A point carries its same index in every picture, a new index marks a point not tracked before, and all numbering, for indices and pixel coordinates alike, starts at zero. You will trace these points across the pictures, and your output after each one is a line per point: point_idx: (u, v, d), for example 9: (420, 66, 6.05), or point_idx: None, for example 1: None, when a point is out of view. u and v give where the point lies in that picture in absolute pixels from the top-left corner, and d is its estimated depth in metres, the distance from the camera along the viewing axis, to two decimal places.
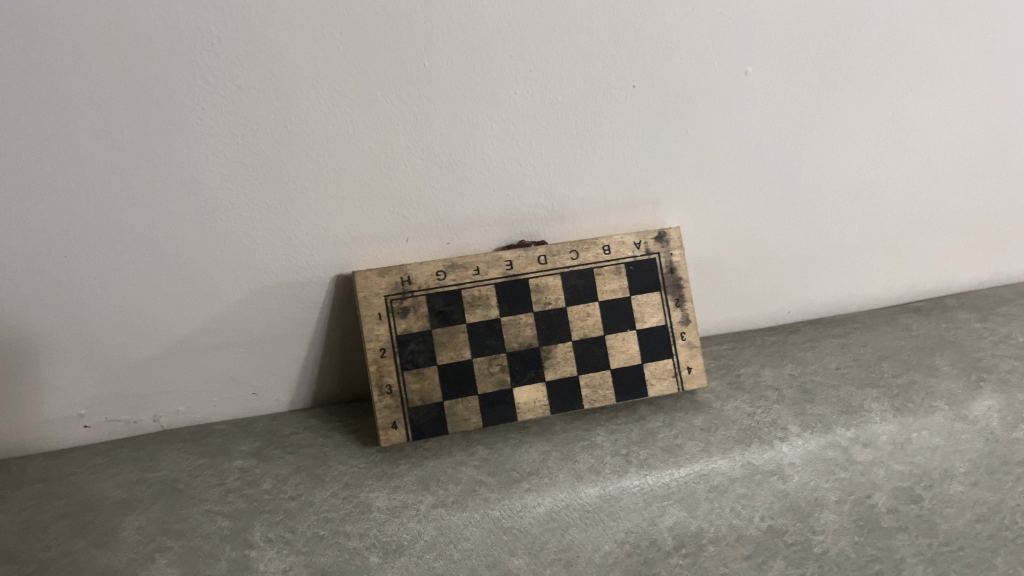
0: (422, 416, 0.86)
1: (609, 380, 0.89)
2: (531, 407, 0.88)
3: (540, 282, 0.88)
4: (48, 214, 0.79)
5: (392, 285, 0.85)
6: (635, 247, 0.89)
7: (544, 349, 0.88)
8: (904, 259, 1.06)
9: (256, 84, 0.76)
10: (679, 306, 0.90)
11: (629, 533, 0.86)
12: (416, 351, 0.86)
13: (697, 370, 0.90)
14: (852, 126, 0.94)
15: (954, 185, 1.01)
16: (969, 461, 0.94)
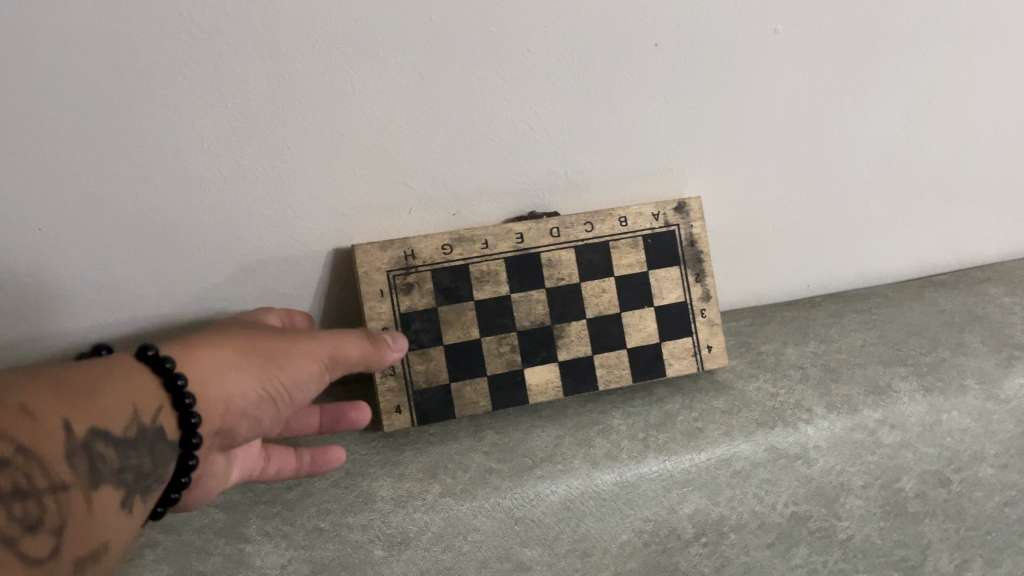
0: (426, 399, 0.81)
1: (625, 360, 0.84)
2: (543, 389, 0.83)
3: (552, 255, 0.82)
4: (19, 183, 0.71)
5: (394, 260, 0.79)
6: (653, 219, 0.83)
7: (556, 327, 0.83)
8: (933, 231, 1.01)
9: (247, 38, 0.68)
10: (699, 282, 0.85)
11: (647, 521, 0.82)
12: (420, 330, 0.80)
13: (718, 349, 0.86)
14: (889, 86, 0.88)
15: (991, 152, 0.96)
16: (999, 443, 0.90)
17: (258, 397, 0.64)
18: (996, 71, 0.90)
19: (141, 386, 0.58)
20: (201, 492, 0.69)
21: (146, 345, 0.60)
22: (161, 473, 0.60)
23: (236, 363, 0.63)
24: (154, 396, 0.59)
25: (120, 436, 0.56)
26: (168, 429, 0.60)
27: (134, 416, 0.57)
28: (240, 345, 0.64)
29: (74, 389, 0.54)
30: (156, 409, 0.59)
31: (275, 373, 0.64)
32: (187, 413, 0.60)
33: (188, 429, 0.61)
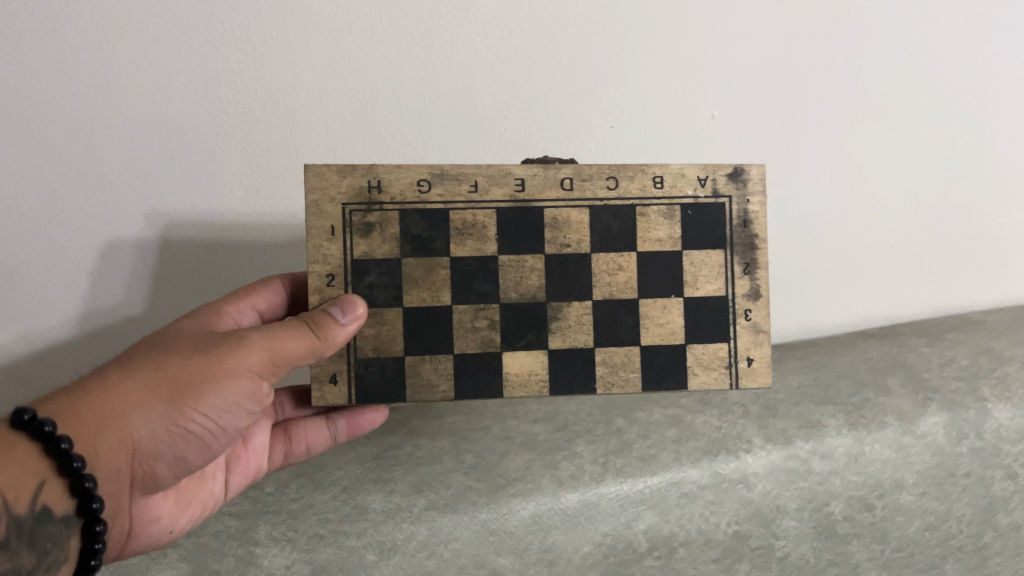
0: (371, 372, 0.71)
1: (635, 360, 0.74)
2: (525, 381, 0.73)
3: (558, 216, 0.73)
4: (33, 249, 0.85)
5: (353, 191, 0.71)
6: (699, 183, 0.74)
7: (552, 307, 0.73)
8: (864, 290, 1.12)
9: (272, 115, 0.86)
10: (748, 274, 0.74)
11: (606, 535, 0.93)
12: (375, 284, 0.71)
13: (760, 365, 0.74)
14: (818, 173, 1.03)
15: (910, 229, 1.10)
16: (917, 472, 1.03)
17: (166, 435, 0.64)
18: (905, 160, 1.06)
19: (14, 473, 0.57)
20: (156, 543, 0.75)
21: (22, 409, 0.58)
22: (52, 559, 0.59)
23: (135, 402, 0.62)
24: (30, 477, 0.58)
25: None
26: (53, 504, 0.59)
27: (8, 508, 0.56)
28: (145, 380, 0.63)
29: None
30: (34, 488, 0.58)
31: (184, 409, 0.63)
32: (78, 478, 0.60)
33: (84, 495, 0.60)
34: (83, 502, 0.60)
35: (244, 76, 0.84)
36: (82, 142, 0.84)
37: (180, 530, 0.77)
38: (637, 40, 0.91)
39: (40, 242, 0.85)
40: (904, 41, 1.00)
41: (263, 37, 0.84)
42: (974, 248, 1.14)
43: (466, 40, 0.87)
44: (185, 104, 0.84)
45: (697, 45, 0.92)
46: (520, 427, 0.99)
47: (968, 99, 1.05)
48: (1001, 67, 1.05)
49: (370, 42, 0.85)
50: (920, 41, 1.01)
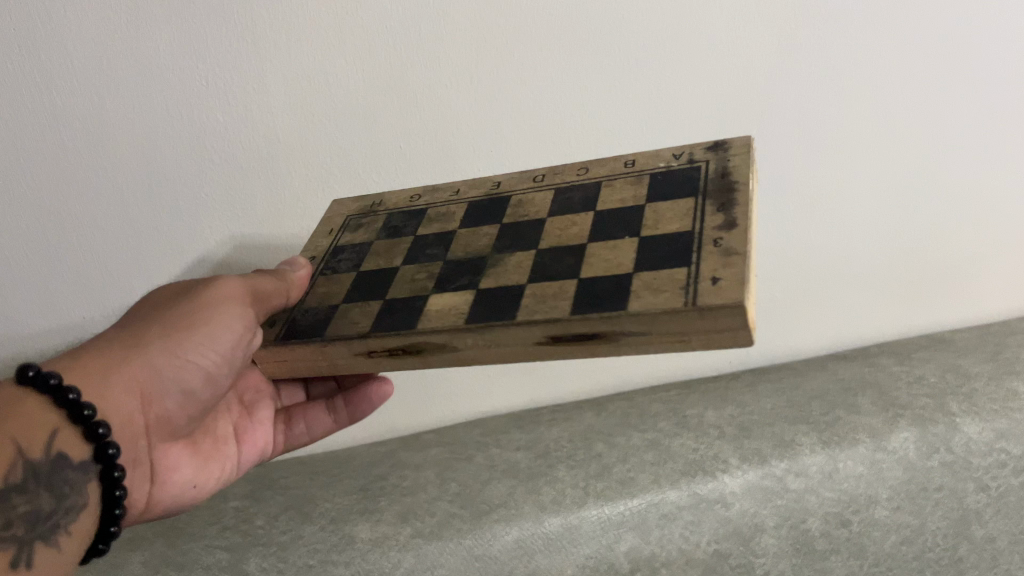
0: (306, 316, 0.71)
1: (568, 291, 0.63)
2: (444, 314, 0.65)
3: (524, 197, 0.76)
4: (30, 288, 0.92)
5: (357, 207, 0.83)
6: (672, 158, 0.74)
7: (494, 257, 0.70)
8: (827, 315, 1.19)
9: (255, 165, 0.89)
10: (723, 209, 0.65)
11: (589, 557, 0.95)
12: (343, 260, 0.76)
13: (726, 284, 0.57)
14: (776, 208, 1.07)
15: (871, 251, 1.14)
16: (890, 487, 1.04)
17: (172, 372, 0.68)
18: (863, 191, 1.07)
19: (24, 421, 0.60)
20: (181, 500, 0.76)
21: (26, 366, 0.61)
22: (73, 502, 0.62)
23: (135, 346, 0.67)
24: (42, 426, 0.61)
25: (5, 485, 0.58)
26: (68, 451, 0.62)
27: (22, 454, 0.59)
28: (140, 329, 0.68)
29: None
30: (46, 436, 0.61)
31: (182, 345, 0.67)
32: (89, 426, 0.63)
33: (97, 442, 0.63)
34: (99, 449, 0.63)
35: (228, 129, 0.86)
36: (64, 184, 0.86)
37: (203, 491, 0.78)
38: (596, 83, 0.91)
39: (43, 269, 0.91)
40: (871, 58, 0.96)
41: (246, 90, 0.84)
42: (936, 269, 1.18)
43: (434, 88, 0.88)
44: (168, 150, 0.86)
45: (655, 87, 0.93)
46: (502, 455, 1.03)
47: (935, 125, 1.03)
48: (986, 66, 0.99)
49: (346, 90, 0.87)
50: (887, 56, 0.96)
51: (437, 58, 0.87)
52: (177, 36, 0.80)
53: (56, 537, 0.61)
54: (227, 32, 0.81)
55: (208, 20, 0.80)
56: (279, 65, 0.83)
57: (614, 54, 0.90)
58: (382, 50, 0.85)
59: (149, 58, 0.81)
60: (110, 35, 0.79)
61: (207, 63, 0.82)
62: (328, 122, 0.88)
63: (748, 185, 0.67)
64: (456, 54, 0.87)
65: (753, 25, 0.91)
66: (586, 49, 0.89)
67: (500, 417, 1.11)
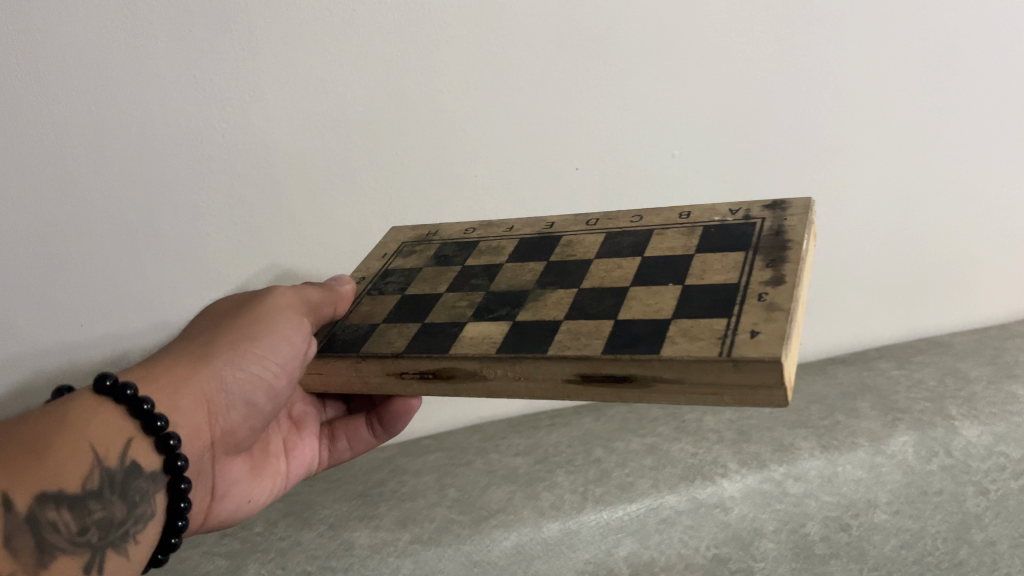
0: (346, 332, 0.72)
1: (604, 331, 0.62)
2: (474, 340, 0.65)
3: (575, 239, 0.75)
4: (29, 302, 0.90)
5: (415, 237, 0.83)
6: (729, 213, 0.71)
7: (536, 292, 0.69)
8: (828, 320, 1.18)
9: (254, 174, 0.89)
10: (772, 267, 0.62)
11: (588, 563, 0.95)
12: (390, 283, 0.77)
13: (765, 338, 0.55)
14: None
15: (867, 254, 1.13)
16: (890, 491, 1.04)
17: (237, 384, 0.67)
18: (860, 197, 1.07)
19: (100, 428, 0.59)
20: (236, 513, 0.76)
21: (103, 374, 0.61)
22: (145, 512, 0.60)
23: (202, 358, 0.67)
24: (118, 434, 0.60)
25: (79, 492, 0.56)
26: (142, 461, 0.60)
27: (96, 462, 0.57)
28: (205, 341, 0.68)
29: (20, 451, 0.54)
30: (119, 445, 0.59)
31: (248, 357, 0.67)
32: (161, 435, 0.61)
33: (169, 452, 0.62)
34: (170, 459, 0.61)
35: (228, 137, 0.86)
36: (63, 193, 0.86)
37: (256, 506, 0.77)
38: (594, 90, 0.92)
39: (41, 280, 0.89)
40: (866, 65, 0.97)
41: (245, 99, 0.85)
42: (934, 274, 1.18)
43: (432, 95, 0.89)
44: (168, 156, 0.86)
45: (652, 94, 0.94)
46: (502, 460, 1.03)
47: (931, 130, 1.04)
48: (975, 71, 1.01)
49: (344, 99, 0.87)
50: (880, 63, 0.97)
51: (435, 65, 0.87)
52: (177, 45, 0.81)
53: (126, 546, 0.58)
54: (226, 39, 0.81)
55: (207, 29, 0.80)
56: (278, 74, 0.84)
57: (610, 62, 0.90)
58: (380, 59, 0.86)
59: (149, 65, 0.81)
60: (109, 45, 0.80)
61: (207, 71, 0.82)
62: (323, 128, 0.88)
63: (804, 246, 0.64)
64: (457, 61, 0.87)
65: (748, 34, 0.92)
66: (583, 58, 0.90)
67: (502, 422, 1.11)
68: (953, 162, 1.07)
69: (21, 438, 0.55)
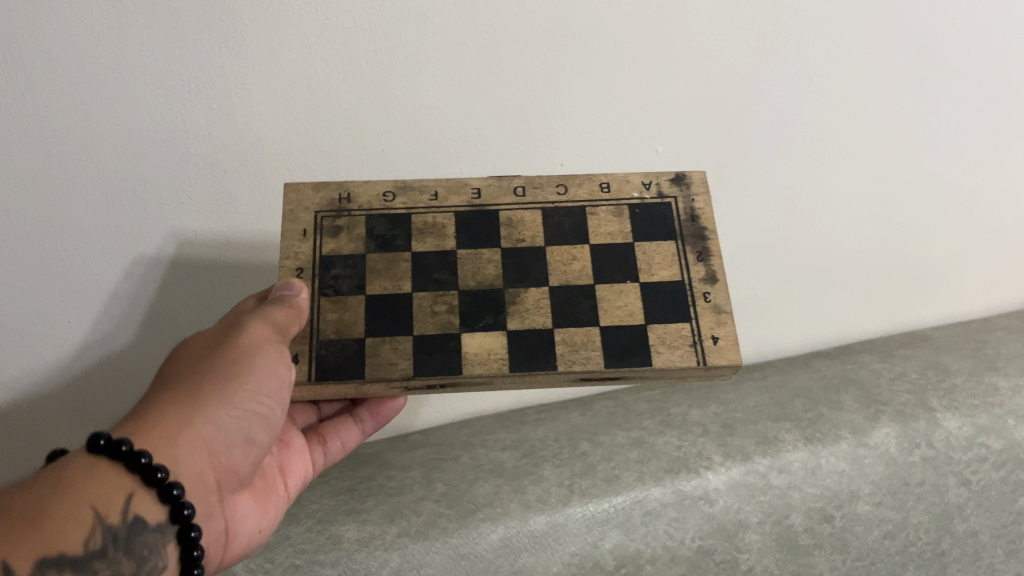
0: (331, 352, 0.75)
1: (595, 339, 0.77)
2: (484, 359, 0.75)
3: (514, 216, 0.83)
4: (19, 292, 0.94)
5: (326, 201, 0.81)
6: (643, 187, 0.84)
7: (509, 292, 0.79)
8: (806, 312, 1.22)
9: (239, 169, 0.90)
10: (703, 261, 0.80)
11: (574, 555, 0.96)
12: (340, 276, 0.78)
13: (725, 343, 0.76)
14: (759, 210, 1.09)
15: (852, 250, 1.15)
16: (873, 482, 1.05)
17: (233, 425, 0.69)
18: (839, 194, 1.09)
19: (98, 490, 0.60)
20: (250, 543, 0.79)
21: (95, 435, 0.61)
22: (151, 566, 0.62)
23: (196, 405, 0.67)
24: (118, 492, 0.61)
25: (83, 552, 0.57)
26: (145, 515, 0.62)
27: (98, 522, 0.59)
28: (193, 386, 0.68)
29: (17, 518, 0.55)
30: (122, 500, 0.61)
31: (241, 397, 0.68)
32: (166, 485, 0.63)
33: (175, 502, 0.63)
34: (175, 508, 0.63)
35: (212, 135, 0.87)
36: (49, 187, 0.87)
37: (268, 533, 0.81)
38: (579, 87, 0.93)
39: (25, 272, 0.93)
40: (874, 52, 0.96)
41: (232, 96, 0.85)
42: (914, 266, 1.19)
43: (417, 90, 0.90)
44: (152, 150, 0.87)
45: (641, 90, 0.95)
46: (488, 454, 1.05)
47: (923, 126, 1.05)
48: (975, 71, 0.99)
49: (330, 95, 0.87)
50: (882, 55, 0.96)
51: (422, 65, 0.87)
52: (162, 44, 0.80)
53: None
54: (209, 32, 0.80)
55: (195, 30, 0.80)
56: (263, 74, 0.84)
57: (595, 56, 0.90)
58: (364, 54, 0.85)
59: (131, 62, 0.81)
60: (96, 43, 0.79)
61: (193, 71, 0.83)
62: (313, 125, 0.89)
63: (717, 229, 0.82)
64: (440, 57, 0.87)
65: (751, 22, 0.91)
66: (570, 53, 0.90)
67: (487, 417, 1.13)
68: (938, 157, 1.08)
69: (19, 505, 0.56)
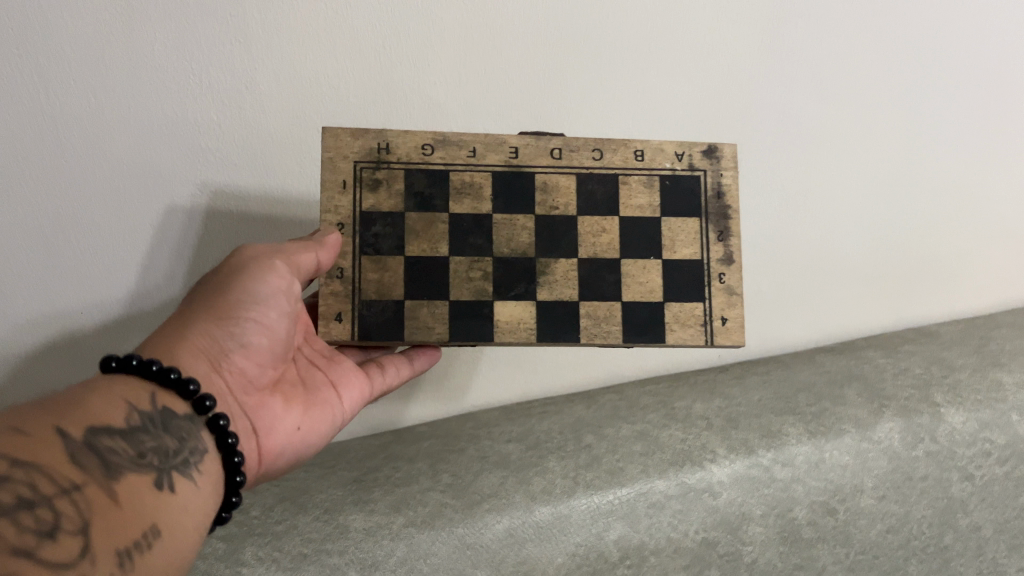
0: (372, 313, 0.78)
1: (616, 315, 0.80)
2: (513, 330, 0.79)
3: (548, 180, 0.81)
4: (26, 288, 0.91)
5: (365, 151, 0.79)
6: (676, 158, 0.83)
7: (540, 261, 0.80)
8: (810, 304, 1.15)
9: (246, 162, 0.91)
10: (722, 241, 0.82)
11: (579, 546, 0.97)
12: (380, 235, 0.79)
13: (732, 325, 0.81)
14: (761, 209, 1.08)
15: (857, 244, 1.12)
16: (875, 477, 1.05)
17: (227, 332, 0.71)
18: (845, 192, 1.09)
19: (123, 387, 0.63)
20: (289, 446, 0.77)
21: (107, 358, 0.64)
22: (193, 445, 0.64)
23: (185, 326, 0.71)
24: (141, 390, 0.63)
25: (127, 426, 0.59)
26: (172, 407, 0.65)
27: (132, 407, 0.61)
28: (184, 315, 0.72)
29: (56, 407, 0.57)
30: (148, 393, 0.63)
31: (229, 309, 0.71)
32: (181, 383, 0.65)
33: (193, 398, 0.66)
34: (194, 401, 0.65)
35: (222, 127, 0.90)
36: (61, 175, 0.89)
37: (309, 441, 0.79)
38: (586, 79, 0.96)
39: (29, 267, 0.90)
40: (880, 40, 1.03)
41: (240, 87, 0.89)
42: (925, 259, 1.16)
43: (426, 87, 0.93)
44: (162, 139, 0.89)
45: (642, 87, 0.98)
46: (494, 446, 1.05)
47: (929, 116, 1.08)
48: (971, 66, 1.07)
49: (339, 91, 0.92)
50: (886, 42, 1.03)
51: (427, 63, 0.92)
52: (174, 42, 0.87)
53: (188, 471, 0.62)
54: (218, 31, 0.87)
55: (207, 27, 0.87)
56: (272, 69, 0.89)
57: (602, 54, 0.96)
58: (373, 52, 0.91)
59: (144, 57, 0.87)
60: (108, 36, 0.86)
61: (202, 65, 0.88)
62: (318, 122, 0.91)
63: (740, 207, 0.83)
64: (447, 56, 0.92)
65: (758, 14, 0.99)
66: (571, 52, 0.95)
67: (494, 410, 1.12)
68: (943, 148, 1.10)
69: (54, 401, 0.58)
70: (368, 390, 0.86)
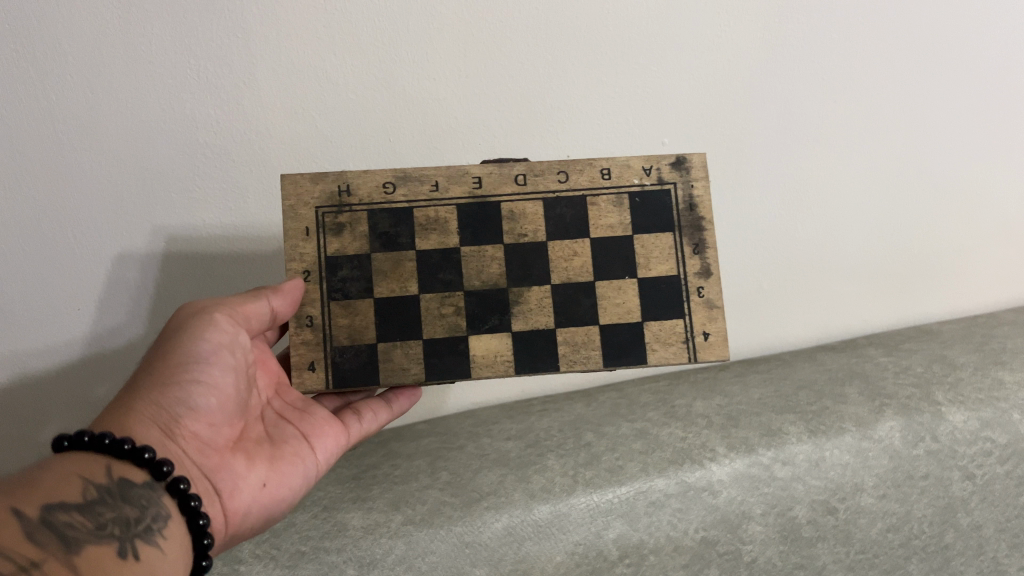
0: (347, 359, 0.78)
1: (595, 338, 0.80)
2: (492, 362, 0.79)
3: (515, 208, 0.81)
4: (23, 283, 0.93)
5: (326, 196, 0.79)
6: (644, 172, 0.82)
7: (513, 291, 0.80)
8: (812, 302, 1.15)
9: (245, 157, 0.93)
10: (698, 253, 0.81)
11: (578, 544, 0.97)
12: (348, 278, 0.79)
13: (715, 339, 0.80)
14: (766, 203, 1.07)
15: (858, 244, 1.12)
16: (876, 475, 1.04)
17: (174, 396, 0.70)
18: (848, 193, 1.09)
19: (77, 463, 0.62)
20: (260, 504, 0.75)
21: (60, 437, 0.64)
22: (157, 511, 0.63)
23: (132, 397, 0.69)
24: (95, 465, 0.63)
25: (84, 500, 0.59)
26: (130, 476, 0.64)
27: (89, 482, 0.61)
28: (130, 388, 0.71)
29: (13, 490, 0.57)
30: (104, 467, 0.63)
31: (174, 371, 0.70)
32: (136, 453, 0.64)
33: (152, 465, 0.65)
34: (153, 468, 0.65)
35: (220, 124, 0.92)
36: (58, 174, 0.91)
37: (279, 497, 0.76)
38: (584, 73, 0.97)
39: (26, 265, 0.93)
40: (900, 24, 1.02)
41: (239, 84, 0.91)
42: (934, 252, 1.15)
43: (423, 80, 0.94)
44: (160, 139, 0.91)
45: (642, 80, 0.98)
46: (493, 444, 1.05)
47: (936, 103, 1.07)
48: (979, 53, 1.06)
49: (335, 84, 0.92)
50: (888, 36, 1.03)
51: (426, 56, 0.93)
52: (174, 37, 0.88)
53: (154, 538, 0.62)
54: (219, 26, 0.89)
55: (205, 19, 0.88)
56: (271, 64, 0.90)
57: (599, 47, 0.96)
58: (372, 46, 0.92)
59: (142, 53, 0.89)
60: (106, 32, 0.88)
61: (201, 62, 0.90)
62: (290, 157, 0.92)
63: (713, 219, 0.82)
64: (447, 49, 0.93)
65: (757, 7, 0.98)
66: (570, 44, 0.96)
67: (494, 407, 1.13)
68: (948, 141, 1.09)
69: (12, 483, 0.58)
70: (341, 438, 0.84)
